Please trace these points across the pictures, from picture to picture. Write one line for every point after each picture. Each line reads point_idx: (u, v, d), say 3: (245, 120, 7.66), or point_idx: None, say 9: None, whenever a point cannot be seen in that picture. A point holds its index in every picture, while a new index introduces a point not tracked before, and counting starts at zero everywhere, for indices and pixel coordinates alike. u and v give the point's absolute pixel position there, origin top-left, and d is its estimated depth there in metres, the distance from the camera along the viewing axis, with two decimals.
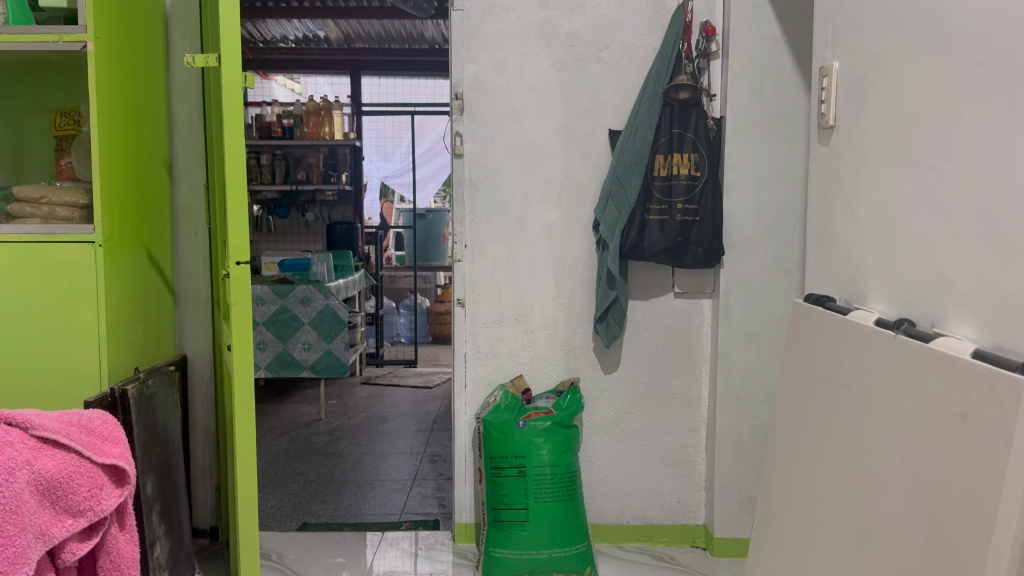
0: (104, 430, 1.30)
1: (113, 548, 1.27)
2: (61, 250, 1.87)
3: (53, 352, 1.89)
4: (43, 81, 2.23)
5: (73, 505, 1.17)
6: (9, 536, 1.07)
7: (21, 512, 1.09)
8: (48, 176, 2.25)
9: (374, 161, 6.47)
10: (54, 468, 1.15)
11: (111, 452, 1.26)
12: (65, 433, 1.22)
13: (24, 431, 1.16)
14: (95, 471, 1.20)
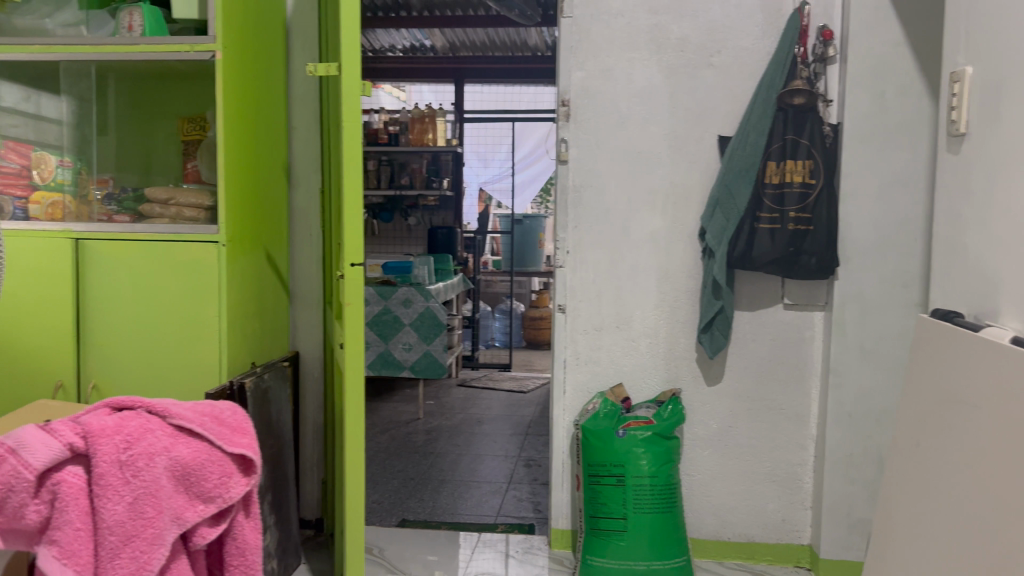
0: (234, 420, 1.03)
1: (239, 538, 1.01)
2: (186, 249, 1.97)
3: (178, 344, 1.99)
4: (173, 89, 2.36)
5: (204, 492, 0.94)
6: (147, 519, 0.89)
7: (157, 499, 0.90)
8: (175, 179, 2.38)
9: (474, 167, 6.53)
10: (189, 456, 0.94)
11: (244, 444, 0.99)
12: (198, 423, 0.97)
13: (160, 419, 0.95)
14: (227, 459, 0.96)
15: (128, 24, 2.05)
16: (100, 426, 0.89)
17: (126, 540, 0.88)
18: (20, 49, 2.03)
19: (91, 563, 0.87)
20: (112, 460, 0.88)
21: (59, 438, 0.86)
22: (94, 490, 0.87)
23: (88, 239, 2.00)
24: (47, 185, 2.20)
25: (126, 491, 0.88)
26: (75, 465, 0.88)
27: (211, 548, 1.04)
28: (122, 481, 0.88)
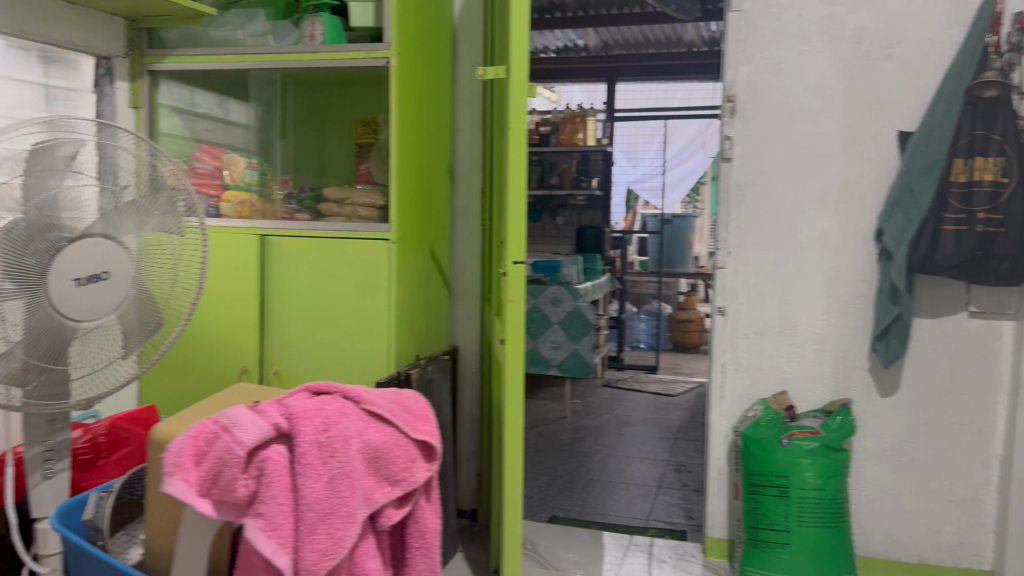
0: (417, 408, 1.08)
1: (419, 521, 1.05)
2: (361, 245, 2.08)
3: (351, 335, 2.10)
4: (349, 94, 2.49)
5: (391, 474, 0.99)
6: (341, 498, 0.93)
7: (352, 479, 0.94)
8: (346, 180, 2.50)
9: (622, 166, 6.45)
10: (379, 440, 0.99)
11: (425, 433, 1.04)
12: (385, 409, 1.03)
13: (353, 404, 1.01)
14: (410, 445, 1.01)
15: (310, 33, 2.18)
16: (302, 408, 0.95)
17: (323, 516, 0.92)
18: (215, 59, 2.22)
19: (292, 538, 0.92)
20: (312, 441, 0.93)
21: (268, 418, 0.92)
22: (296, 468, 0.92)
23: (273, 235, 2.15)
24: (237, 185, 2.36)
25: (324, 470, 0.92)
26: (280, 444, 0.93)
27: (392, 529, 1.09)
28: (320, 461, 0.93)
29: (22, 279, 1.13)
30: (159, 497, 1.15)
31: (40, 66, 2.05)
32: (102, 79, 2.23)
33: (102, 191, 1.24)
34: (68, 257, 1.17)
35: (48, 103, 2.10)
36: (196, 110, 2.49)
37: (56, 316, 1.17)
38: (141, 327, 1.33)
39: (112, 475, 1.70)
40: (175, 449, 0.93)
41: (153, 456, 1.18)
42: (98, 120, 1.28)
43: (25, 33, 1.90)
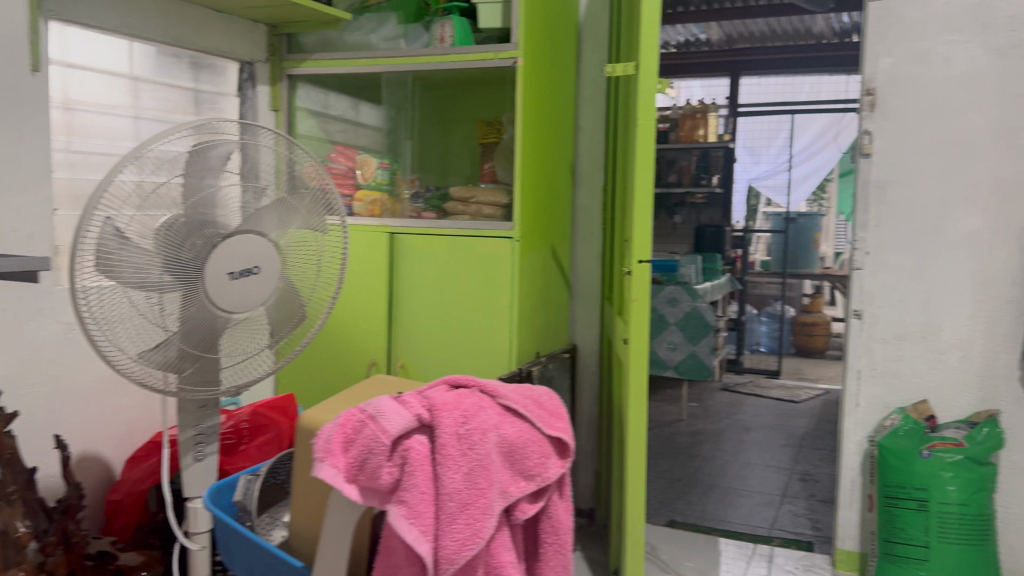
0: (550, 405, 1.09)
1: (552, 517, 1.06)
2: (485, 243, 2.11)
3: (475, 332, 2.14)
4: (472, 95, 2.50)
5: (526, 468, 1.00)
6: (480, 489, 0.95)
7: (490, 472, 0.96)
8: (466, 177, 2.56)
9: (743, 163, 6.12)
10: (514, 434, 1.01)
11: (559, 429, 1.05)
12: (520, 404, 1.05)
13: (491, 398, 1.04)
14: (544, 441, 1.03)
15: (440, 36, 2.24)
16: (442, 401, 0.99)
17: (463, 507, 0.94)
18: (351, 62, 2.30)
19: (433, 526, 0.94)
20: (452, 432, 0.96)
21: (410, 409, 0.96)
22: (437, 458, 0.95)
23: (402, 233, 2.22)
24: (369, 184, 2.44)
25: (463, 461, 0.95)
26: (421, 434, 0.96)
27: (525, 524, 1.10)
28: (460, 453, 0.95)
29: (180, 274, 1.21)
30: (302, 480, 1.22)
31: (190, 72, 2.19)
32: (245, 84, 2.35)
33: (246, 189, 1.30)
34: (220, 254, 1.24)
35: (197, 106, 2.24)
36: (330, 113, 2.58)
37: (211, 309, 1.25)
38: (289, 320, 1.41)
39: (254, 460, 1.79)
40: (325, 436, 0.97)
41: (300, 442, 1.24)
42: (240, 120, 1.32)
43: (177, 41, 2.04)
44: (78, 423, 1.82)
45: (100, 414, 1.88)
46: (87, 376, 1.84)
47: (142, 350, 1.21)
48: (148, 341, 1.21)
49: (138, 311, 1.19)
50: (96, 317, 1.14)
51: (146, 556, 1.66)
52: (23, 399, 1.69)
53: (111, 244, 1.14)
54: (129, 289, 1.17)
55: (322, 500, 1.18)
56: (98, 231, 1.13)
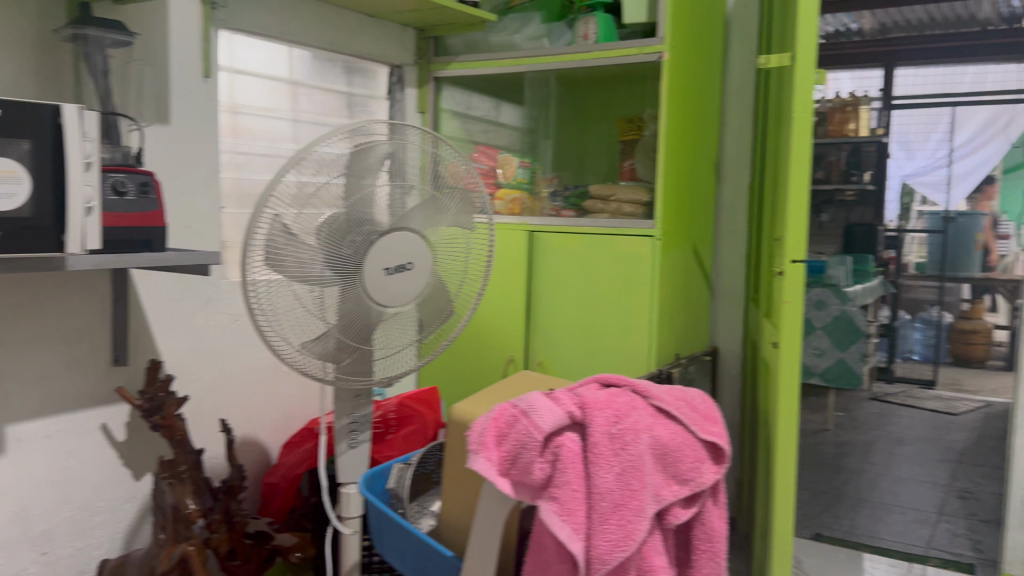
0: (704, 409, 1.07)
1: (706, 524, 1.03)
2: (625, 242, 2.07)
3: (613, 332, 2.11)
4: (618, 92, 2.43)
5: (679, 472, 0.98)
6: (632, 491, 0.94)
7: (644, 473, 0.95)
8: (604, 176, 2.50)
9: (895, 157, 4.93)
10: (668, 436, 0.99)
11: (713, 433, 1.03)
12: (673, 406, 1.03)
13: (643, 400, 1.03)
14: (698, 445, 1.01)
15: (584, 33, 2.21)
16: (594, 400, 0.99)
17: (615, 507, 0.93)
18: (495, 64, 2.34)
19: (585, 525, 0.94)
20: (604, 432, 0.95)
21: (563, 406, 0.97)
22: (589, 457, 0.95)
23: (540, 232, 2.23)
24: (509, 183, 2.48)
25: (615, 461, 0.94)
26: (573, 432, 0.97)
27: (677, 531, 1.08)
28: (612, 452, 0.95)
29: (340, 268, 1.27)
30: (453, 469, 1.25)
31: (344, 76, 2.28)
32: (394, 87, 2.43)
33: (393, 188, 1.33)
34: (377, 251, 1.30)
35: (350, 109, 2.33)
36: (472, 114, 2.63)
37: (367, 302, 1.31)
38: (436, 314, 1.45)
39: (400, 450, 1.83)
40: (478, 429, 1.00)
41: (451, 434, 1.27)
42: (388, 122, 1.33)
43: (333, 46, 2.14)
44: (240, 409, 1.94)
45: (259, 401, 1.99)
46: (248, 364, 1.95)
47: (305, 341, 1.27)
48: (312, 332, 1.27)
49: (301, 304, 1.25)
50: (265, 309, 1.21)
51: (300, 539, 1.68)
52: (192, 383, 1.81)
53: (279, 240, 1.20)
54: (295, 284, 1.23)
55: (474, 488, 1.20)
56: (268, 229, 1.19)
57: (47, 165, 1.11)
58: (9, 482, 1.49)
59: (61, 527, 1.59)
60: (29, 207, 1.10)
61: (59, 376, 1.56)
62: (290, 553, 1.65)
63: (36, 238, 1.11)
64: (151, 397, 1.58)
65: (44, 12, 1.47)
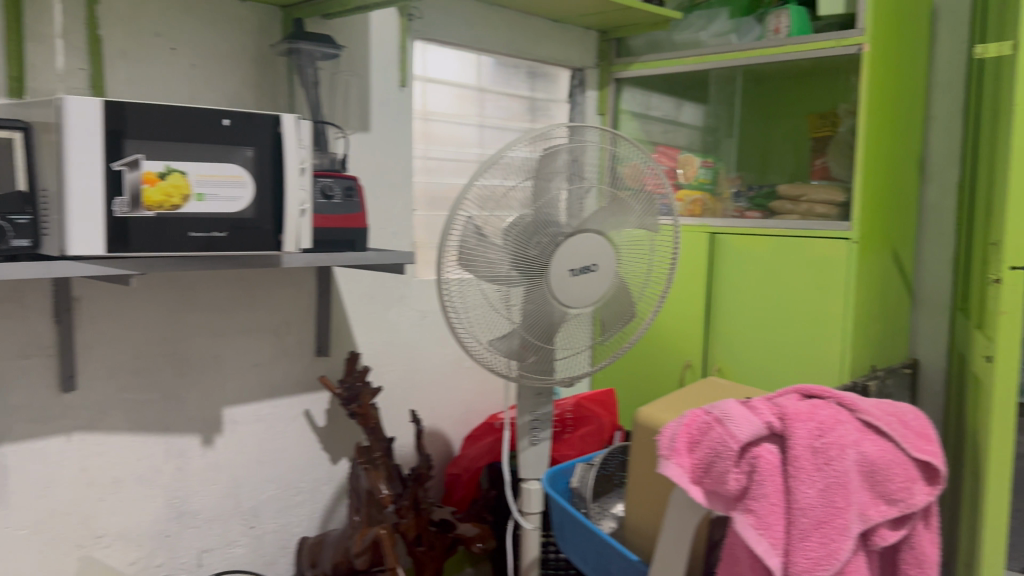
0: (918, 426, 1.01)
1: (917, 548, 0.97)
2: (816, 245, 1.97)
3: (801, 339, 2.01)
4: (810, 87, 2.28)
5: (888, 492, 0.93)
6: (837, 508, 0.90)
7: (850, 490, 0.91)
8: (789, 174, 2.37)
9: None
10: (876, 453, 0.94)
11: (928, 452, 0.96)
12: (883, 421, 0.98)
13: (849, 413, 0.98)
14: (910, 464, 0.95)
15: (775, 27, 2.12)
16: (796, 410, 0.95)
17: (817, 524, 0.90)
18: (678, 62, 2.30)
19: (783, 540, 0.92)
20: (807, 445, 0.92)
21: (762, 416, 0.94)
22: (790, 470, 0.92)
23: (723, 233, 2.17)
24: (690, 184, 2.40)
25: (818, 477, 0.90)
26: (772, 443, 0.94)
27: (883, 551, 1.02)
28: (815, 467, 0.91)
29: (526, 269, 1.29)
30: (639, 473, 1.24)
31: (528, 81, 2.34)
32: (575, 90, 2.45)
33: (572, 190, 1.32)
34: (563, 253, 1.31)
35: (532, 114, 2.37)
36: (652, 115, 2.59)
37: (551, 302, 1.33)
38: (620, 317, 1.45)
39: (576, 449, 1.85)
40: (670, 435, 1.00)
41: (637, 436, 1.26)
42: (567, 123, 1.31)
43: (519, 52, 2.19)
44: (426, 402, 2.03)
45: (443, 395, 2.07)
46: (435, 360, 2.03)
47: (492, 338, 1.31)
48: (497, 330, 1.31)
49: (488, 302, 1.29)
50: (457, 308, 1.26)
51: (481, 529, 1.72)
52: (383, 376, 1.91)
53: (471, 241, 1.24)
54: (483, 283, 1.27)
55: (659, 493, 1.19)
56: (461, 231, 1.23)
57: (268, 171, 1.21)
58: (227, 460, 1.64)
59: (268, 505, 1.72)
60: (252, 208, 1.20)
61: (269, 364, 1.69)
62: (472, 543, 1.69)
63: (257, 237, 1.21)
64: (350, 386, 1.69)
65: (265, 31, 1.60)
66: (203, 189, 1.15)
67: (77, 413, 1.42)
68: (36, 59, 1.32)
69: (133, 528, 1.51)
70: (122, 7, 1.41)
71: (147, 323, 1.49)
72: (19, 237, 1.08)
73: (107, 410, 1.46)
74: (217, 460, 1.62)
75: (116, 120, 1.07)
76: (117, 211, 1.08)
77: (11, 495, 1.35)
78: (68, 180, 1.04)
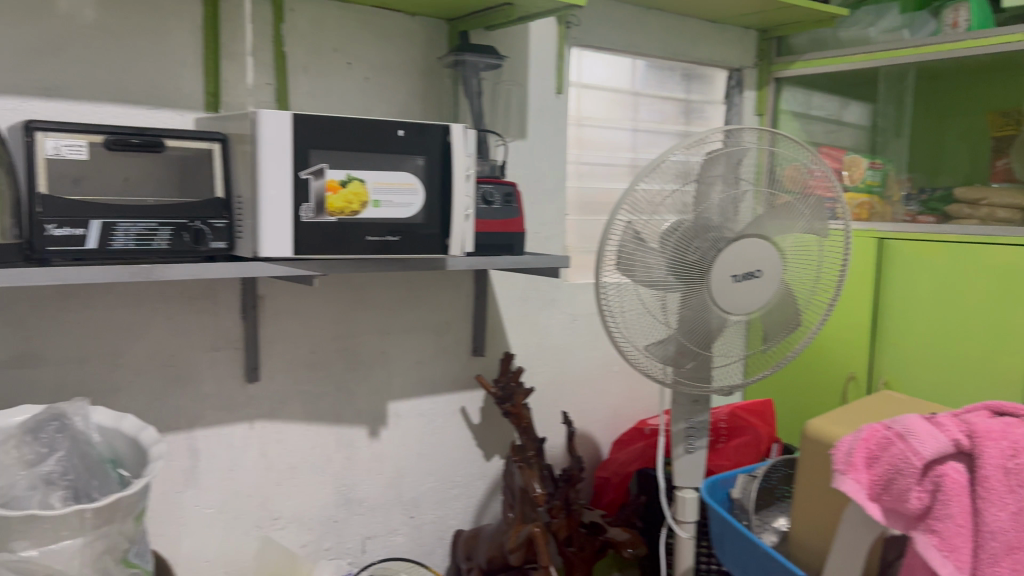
0: None
1: None
2: (997, 252, 1.84)
3: (978, 353, 1.88)
4: (990, 81, 2.14)
5: None
6: None
7: None
8: (964, 177, 2.22)
9: None
10: None
11: None
12: None
13: None
14: None
15: (953, 21, 1.99)
16: (987, 427, 0.89)
17: (1008, 549, 0.88)
18: (843, 60, 2.22)
19: (970, 562, 0.89)
20: (999, 466, 0.87)
21: (948, 433, 0.90)
22: (978, 491, 0.88)
23: (892, 238, 2.06)
24: (856, 186, 2.27)
25: (1010, 500, 0.87)
26: (958, 461, 0.89)
27: None
28: (1007, 489, 0.88)
29: (684, 276, 1.28)
30: (804, 485, 1.21)
31: (683, 83, 2.31)
32: (732, 91, 2.40)
33: (725, 194, 1.28)
34: (725, 259, 1.29)
35: (687, 116, 2.34)
36: (813, 114, 2.49)
37: (710, 308, 1.31)
38: (783, 325, 1.41)
39: (732, 460, 1.80)
40: (846, 449, 0.97)
41: (804, 448, 1.23)
42: (724, 128, 1.28)
43: (675, 55, 2.17)
44: (577, 404, 2.05)
45: (594, 398, 2.08)
46: (586, 362, 2.05)
47: (648, 343, 1.32)
48: (653, 335, 1.32)
49: (645, 306, 1.29)
50: (614, 312, 1.28)
51: (632, 535, 1.69)
52: (536, 377, 1.95)
53: (630, 246, 1.25)
54: (640, 288, 1.28)
55: (828, 508, 1.16)
56: (621, 235, 1.24)
57: (438, 177, 1.27)
58: (390, 452, 1.73)
59: (427, 496, 1.80)
60: (422, 214, 1.27)
61: (430, 362, 1.76)
62: (623, 548, 1.66)
63: (425, 241, 1.27)
64: (504, 386, 1.74)
65: (431, 43, 1.67)
66: (379, 195, 1.22)
67: (260, 403, 1.53)
68: (230, 76, 1.44)
69: (307, 511, 1.62)
70: (305, 24, 1.50)
71: (322, 320, 1.59)
72: (216, 239, 1.17)
73: (286, 401, 1.57)
74: (382, 451, 1.71)
75: (303, 133, 1.15)
76: (304, 216, 1.16)
77: (203, 475, 1.48)
78: (261, 188, 1.13)
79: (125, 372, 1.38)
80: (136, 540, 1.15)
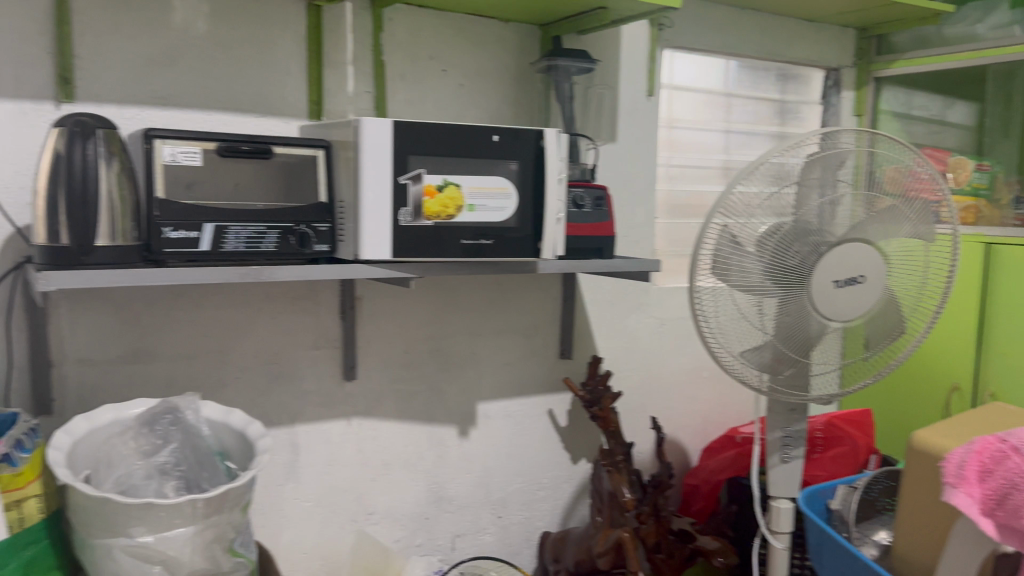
0: None
1: None
2: None
3: None
4: None
5: None
6: None
7: None
8: None
9: None
10: None
11: None
12: None
13: None
14: None
15: None
16: None
17: None
18: (949, 58, 2.16)
19: None
20: None
21: None
22: None
23: (1000, 243, 1.97)
24: (962, 189, 2.20)
25: None
26: None
27: None
28: None
29: (783, 281, 1.26)
30: (908, 499, 1.18)
31: (778, 83, 2.26)
32: (829, 91, 2.34)
33: (823, 197, 1.25)
34: (827, 264, 1.26)
35: (782, 116, 2.28)
36: (915, 114, 2.39)
37: (811, 314, 1.28)
38: (888, 332, 1.37)
39: (828, 470, 1.76)
40: (956, 462, 0.97)
41: (909, 460, 1.19)
42: (821, 130, 1.26)
43: (769, 55, 2.13)
44: (665, 409, 2.03)
45: (682, 403, 2.06)
46: (674, 367, 2.03)
47: (744, 349, 1.31)
48: (751, 341, 1.30)
49: (742, 312, 1.28)
50: (709, 316, 1.28)
51: (723, 544, 1.66)
52: (624, 381, 1.95)
53: (727, 250, 1.24)
54: (737, 293, 1.27)
55: (935, 523, 1.13)
56: (716, 239, 1.23)
57: (531, 182, 1.29)
58: (480, 451, 1.75)
59: (514, 497, 1.82)
60: (515, 218, 1.28)
61: (519, 364, 1.78)
62: (713, 556, 1.64)
63: (518, 245, 1.29)
64: (592, 390, 1.74)
65: (524, 49, 1.69)
66: (474, 200, 1.24)
67: (356, 401, 1.58)
68: (332, 84, 1.50)
69: (399, 507, 1.66)
70: (402, 32, 1.54)
71: (415, 321, 1.63)
72: (320, 242, 1.22)
73: (380, 400, 1.61)
74: (472, 450, 1.74)
75: (402, 140, 1.18)
76: (402, 221, 1.20)
77: (302, 470, 1.54)
78: (363, 193, 1.16)
79: (230, 369, 1.44)
80: (240, 530, 1.19)
